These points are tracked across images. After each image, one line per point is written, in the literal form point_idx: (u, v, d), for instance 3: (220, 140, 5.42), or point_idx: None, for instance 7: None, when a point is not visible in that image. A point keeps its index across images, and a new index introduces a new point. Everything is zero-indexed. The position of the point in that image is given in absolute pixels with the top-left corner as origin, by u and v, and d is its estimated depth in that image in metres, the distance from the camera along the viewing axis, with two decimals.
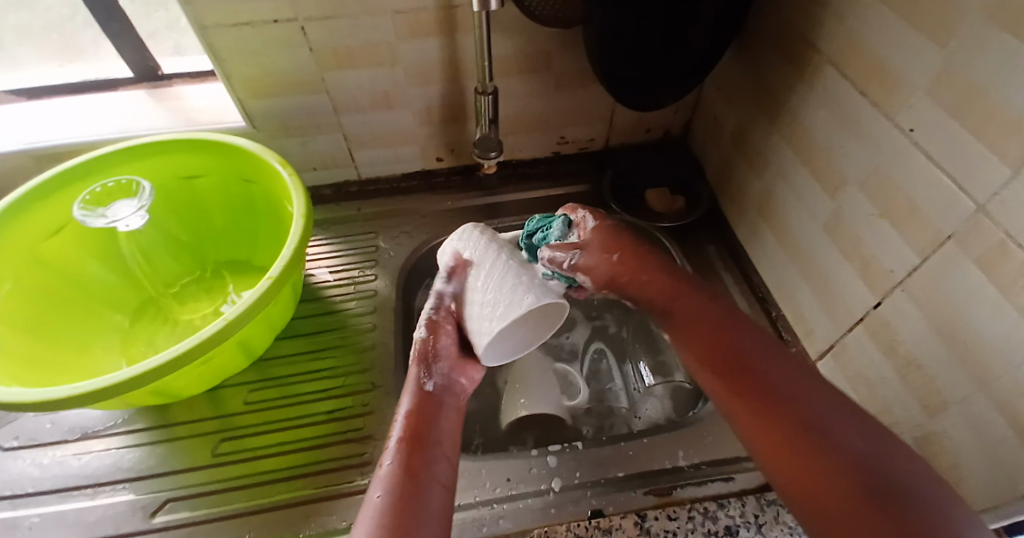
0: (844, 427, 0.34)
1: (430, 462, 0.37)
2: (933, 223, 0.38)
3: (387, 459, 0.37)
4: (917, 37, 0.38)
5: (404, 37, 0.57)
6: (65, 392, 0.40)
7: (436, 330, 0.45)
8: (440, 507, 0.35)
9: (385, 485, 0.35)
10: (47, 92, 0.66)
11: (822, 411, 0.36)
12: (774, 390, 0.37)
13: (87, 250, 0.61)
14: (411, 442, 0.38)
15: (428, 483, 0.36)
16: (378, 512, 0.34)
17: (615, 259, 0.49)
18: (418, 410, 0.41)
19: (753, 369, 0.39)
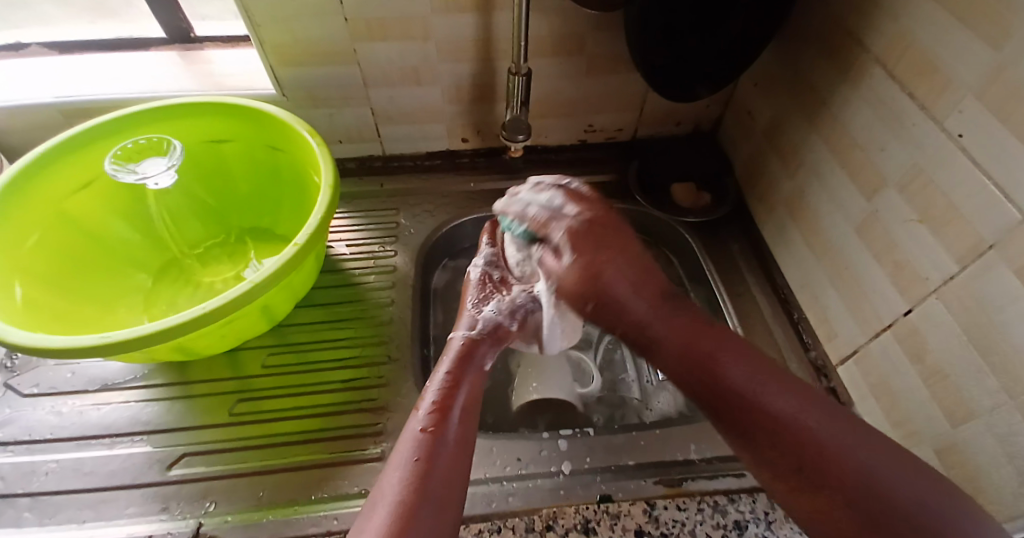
0: (848, 447, 0.32)
1: (459, 427, 0.39)
2: (974, 230, 0.38)
3: (417, 422, 0.39)
4: (971, 37, 0.37)
5: (440, 11, 0.56)
6: (92, 340, 0.41)
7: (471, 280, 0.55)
8: (458, 464, 0.37)
9: (414, 447, 0.37)
10: (79, 49, 0.66)
11: (836, 437, 0.32)
12: (777, 429, 0.34)
13: (114, 206, 0.62)
14: (441, 407, 0.40)
15: (452, 447, 0.38)
16: (403, 474, 0.35)
17: (588, 309, 0.45)
18: (454, 376, 0.43)
19: (749, 408, 0.35)
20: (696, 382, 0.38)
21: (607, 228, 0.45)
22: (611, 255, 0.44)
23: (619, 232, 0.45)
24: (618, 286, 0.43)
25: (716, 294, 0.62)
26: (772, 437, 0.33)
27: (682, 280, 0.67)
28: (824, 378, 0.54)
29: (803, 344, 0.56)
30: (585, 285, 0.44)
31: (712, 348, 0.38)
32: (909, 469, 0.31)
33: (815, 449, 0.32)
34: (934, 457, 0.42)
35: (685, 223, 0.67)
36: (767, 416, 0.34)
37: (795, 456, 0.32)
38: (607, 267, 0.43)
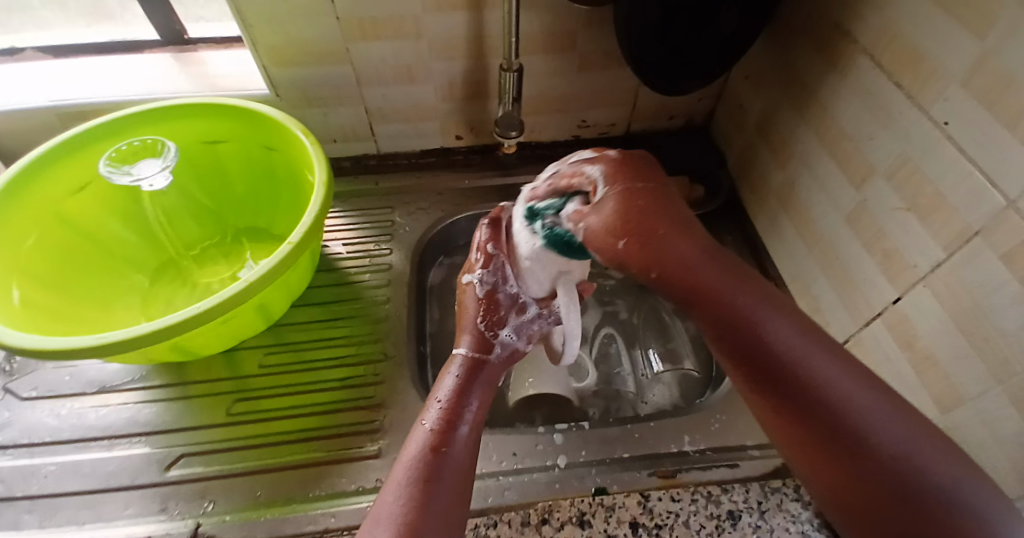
0: (867, 403, 0.30)
1: (463, 443, 0.39)
2: (960, 219, 0.38)
3: (416, 439, 0.39)
4: (957, 27, 0.37)
5: (430, 9, 0.56)
6: (88, 341, 0.41)
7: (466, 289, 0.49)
8: (460, 485, 0.37)
9: (414, 467, 0.36)
10: (73, 52, 0.67)
11: (856, 393, 0.30)
12: (800, 379, 0.31)
13: (110, 208, 0.62)
14: (447, 422, 0.40)
15: (455, 466, 0.37)
16: (403, 495, 0.35)
17: (622, 247, 0.36)
18: (459, 389, 0.43)
19: (763, 352, 0.33)
20: (727, 320, 0.34)
21: (647, 185, 0.38)
22: (664, 219, 0.36)
23: (666, 190, 0.38)
24: (671, 241, 0.36)
25: None
26: (798, 387, 0.31)
27: None
28: None
29: None
30: (625, 225, 0.36)
31: (727, 276, 0.35)
32: (923, 435, 0.29)
33: (833, 410, 0.30)
34: None
35: None
36: (796, 358, 0.32)
37: (816, 411, 0.31)
38: (656, 222, 0.36)
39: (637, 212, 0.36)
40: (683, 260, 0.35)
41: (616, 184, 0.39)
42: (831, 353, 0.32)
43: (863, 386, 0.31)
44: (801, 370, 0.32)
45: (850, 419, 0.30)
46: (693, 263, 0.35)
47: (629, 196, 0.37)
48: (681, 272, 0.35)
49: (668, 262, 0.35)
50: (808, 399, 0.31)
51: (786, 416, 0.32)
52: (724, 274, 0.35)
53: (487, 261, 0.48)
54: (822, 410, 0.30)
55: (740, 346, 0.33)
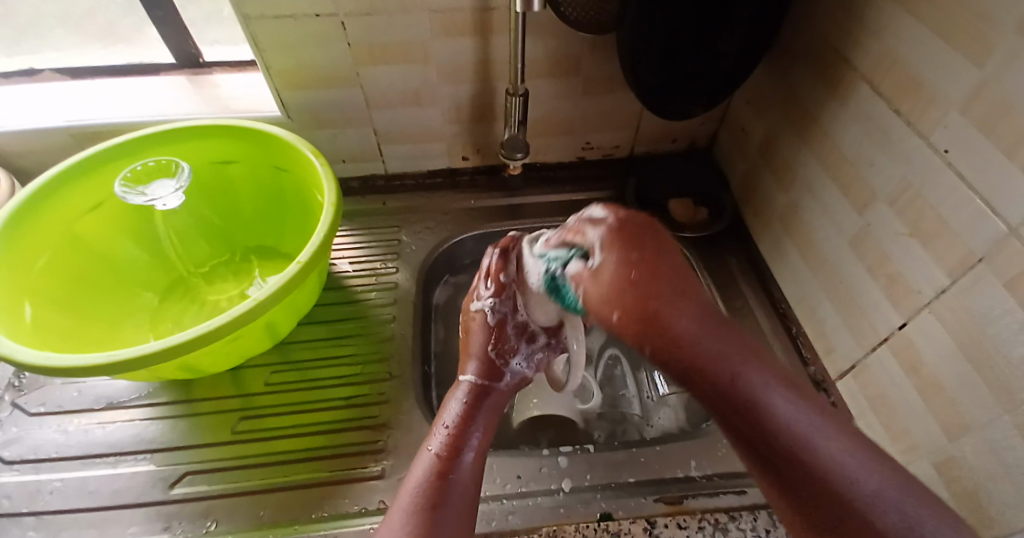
0: (874, 486, 0.26)
1: (468, 470, 0.39)
2: (964, 244, 0.38)
3: (421, 466, 0.39)
4: (955, 57, 0.37)
5: (438, 35, 0.58)
6: (98, 360, 0.42)
7: (473, 317, 0.48)
8: (464, 514, 0.37)
9: (419, 494, 0.36)
10: (90, 74, 0.68)
11: (869, 476, 0.27)
12: (805, 460, 0.27)
13: (122, 226, 0.63)
14: (453, 449, 0.40)
15: (460, 493, 0.37)
16: (406, 521, 0.35)
17: (618, 319, 0.33)
18: (464, 415, 0.43)
19: (766, 429, 0.29)
20: (723, 399, 0.30)
21: (643, 254, 0.34)
22: (659, 287, 0.33)
23: (664, 251, 0.35)
24: (672, 308, 0.32)
25: None
26: (794, 463, 0.28)
27: None
28: (824, 392, 0.54)
29: (802, 358, 0.56)
30: (622, 296, 0.33)
31: (727, 334, 0.32)
32: (951, 520, 0.25)
33: (842, 497, 0.26)
34: (932, 472, 0.42)
35: (684, 239, 0.68)
36: (800, 437, 0.28)
37: (820, 500, 0.27)
38: (654, 290, 0.32)
39: (636, 281, 0.33)
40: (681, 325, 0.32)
41: (616, 251, 0.35)
42: (837, 424, 0.29)
43: (874, 464, 0.27)
44: (803, 445, 0.28)
45: (863, 507, 0.26)
46: (694, 320, 0.32)
47: (630, 265, 0.33)
48: (680, 344, 0.31)
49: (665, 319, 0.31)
50: (812, 482, 0.27)
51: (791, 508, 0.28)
52: (727, 324, 0.32)
53: (500, 291, 0.47)
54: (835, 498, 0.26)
55: (737, 422, 0.29)
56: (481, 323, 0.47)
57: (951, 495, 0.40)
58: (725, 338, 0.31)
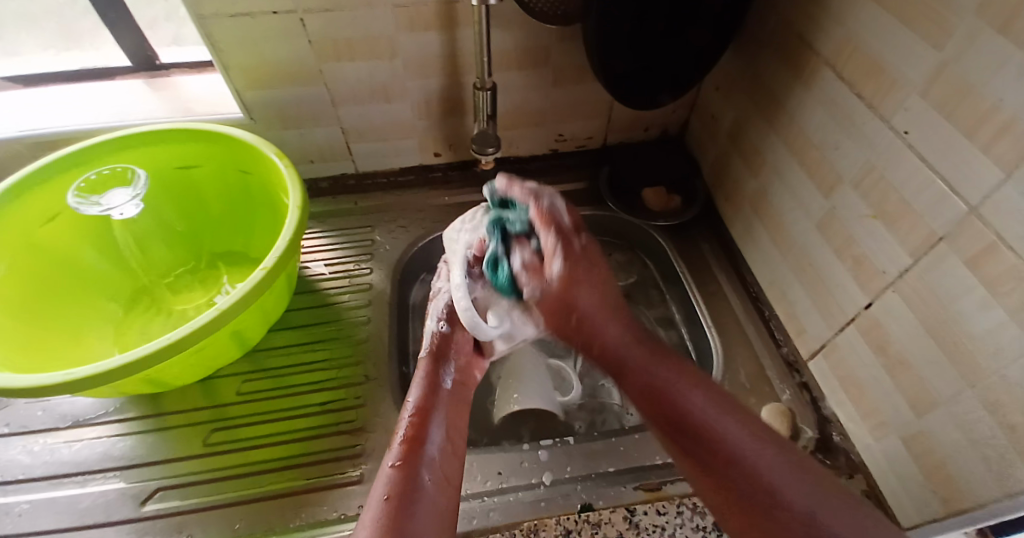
0: (766, 464, 0.37)
1: (433, 458, 0.41)
2: (925, 223, 0.39)
3: (390, 458, 0.40)
4: (913, 38, 0.38)
5: (403, 29, 0.57)
6: (55, 378, 0.40)
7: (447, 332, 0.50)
8: (434, 499, 0.38)
9: (385, 488, 0.38)
10: (42, 80, 0.66)
11: (765, 458, 0.37)
12: (717, 441, 0.38)
13: (81, 238, 0.61)
14: (415, 438, 0.41)
15: (427, 483, 0.39)
16: (374, 515, 0.36)
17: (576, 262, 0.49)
18: (423, 404, 0.44)
19: (685, 420, 0.40)
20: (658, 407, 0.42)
21: (586, 258, 0.49)
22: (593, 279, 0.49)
23: (593, 260, 0.50)
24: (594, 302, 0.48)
25: (689, 292, 0.63)
26: (705, 441, 0.39)
27: (657, 281, 0.68)
28: (797, 373, 0.54)
29: (775, 340, 0.57)
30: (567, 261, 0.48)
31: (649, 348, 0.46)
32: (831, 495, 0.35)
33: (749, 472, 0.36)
34: (903, 447, 0.43)
35: (657, 226, 0.68)
36: (710, 427, 0.39)
37: (726, 467, 0.37)
38: (584, 278, 0.48)
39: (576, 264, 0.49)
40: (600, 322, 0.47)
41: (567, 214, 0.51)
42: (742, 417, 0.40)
43: (766, 444, 0.38)
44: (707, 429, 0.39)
45: (764, 477, 0.36)
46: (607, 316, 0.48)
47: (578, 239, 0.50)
48: (610, 344, 0.47)
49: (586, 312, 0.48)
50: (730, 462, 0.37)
51: (705, 472, 0.38)
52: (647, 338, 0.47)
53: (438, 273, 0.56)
54: (739, 474, 0.37)
55: (652, 401, 0.43)
56: (442, 339, 0.50)
57: (922, 470, 0.41)
58: (642, 335, 0.47)
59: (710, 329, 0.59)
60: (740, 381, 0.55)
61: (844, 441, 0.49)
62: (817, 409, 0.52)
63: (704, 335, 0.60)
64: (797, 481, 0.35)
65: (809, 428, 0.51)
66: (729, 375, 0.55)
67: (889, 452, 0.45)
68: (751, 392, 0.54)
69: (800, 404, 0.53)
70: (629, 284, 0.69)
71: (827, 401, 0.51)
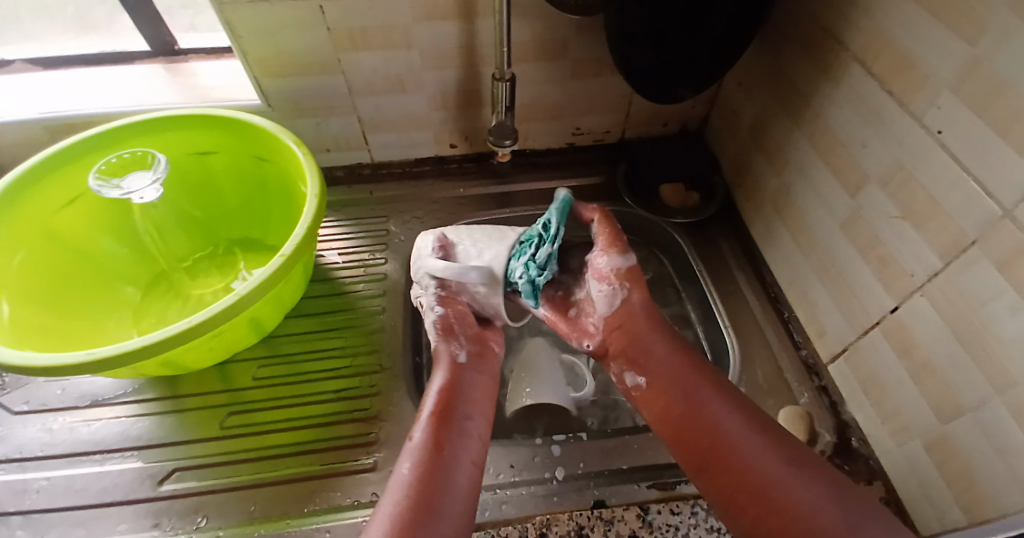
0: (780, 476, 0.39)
1: (460, 432, 0.42)
2: (956, 224, 0.38)
3: (417, 436, 0.41)
4: (946, 34, 0.37)
5: (422, 19, 0.56)
6: (77, 358, 0.41)
7: (450, 304, 0.51)
8: (461, 472, 0.40)
9: (413, 460, 0.39)
10: (61, 64, 0.66)
11: (783, 472, 0.39)
12: (737, 461, 0.40)
13: (100, 222, 0.61)
14: (441, 412, 0.43)
15: (455, 453, 0.40)
16: (404, 483, 0.38)
17: (630, 310, 0.50)
18: (450, 379, 0.46)
19: (708, 429, 0.43)
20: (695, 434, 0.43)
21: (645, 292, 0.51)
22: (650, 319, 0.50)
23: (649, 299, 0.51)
24: (654, 333, 0.49)
25: (707, 293, 0.62)
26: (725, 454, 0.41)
27: (674, 280, 0.67)
28: (815, 377, 0.54)
29: (793, 342, 0.56)
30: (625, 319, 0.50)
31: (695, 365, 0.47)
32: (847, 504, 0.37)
33: (761, 485, 0.39)
34: (925, 453, 0.43)
35: (674, 224, 0.68)
36: (733, 445, 0.41)
37: (742, 481, 0.40)
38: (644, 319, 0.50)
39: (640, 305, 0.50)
40: (649, 339, 0.49)
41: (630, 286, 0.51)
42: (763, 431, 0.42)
43: (786, 458, 0.40)
44: (727, 440, 0.42)
45: (776, 488, 0.38)
46: (659, 333, 0.49)
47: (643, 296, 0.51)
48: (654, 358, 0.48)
49: (645, 338, 0.49)
50: (740, 471, 0.40)
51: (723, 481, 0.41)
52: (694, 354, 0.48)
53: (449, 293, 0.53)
54: (755, 489, 0.39)
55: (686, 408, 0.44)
56: (451, 311, 0.50)
57: (943, 476, 0.41)
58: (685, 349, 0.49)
59: (727, 329, 0.59)
60: (757, 382, 0.54)
61: (863, 446, 0.49)
62: (835, 413, 0.51)
63: (720, 334, 0.59)
64: (826, 501, 0.37)
65: (827, 432, 0.50)
66: (746, 377, 0.55)
67: (910, 457, 0.44)
68: (767, 393, 0.54)
69: (818, 407, 0.52)
70: (644, 282, 0.67)
71: (846, 405, 0.51)
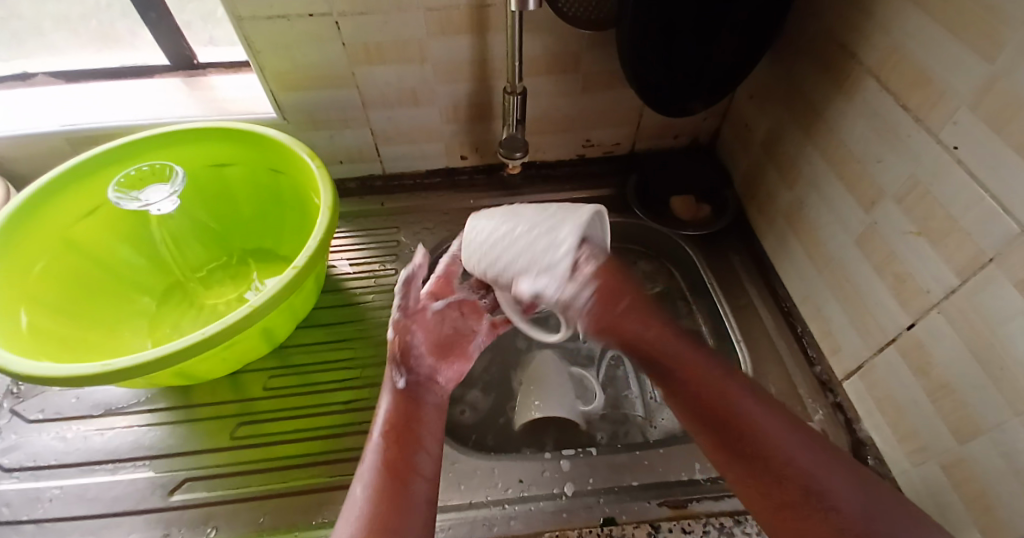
0: (820, 474, 0.37)
1: (415, 453, 0.41)
2: (973, 242, 0.37)
3: (368, 461, 0.40)
4: (963, 50, 0.36)
5: (435, 33, 0.57)
6: (95, 368, 0.41)
7: (406, 327, 0.47)
8: (419, 496, 0.38)
9: (367, 486, 0.38)
10: (84, 77, 0.68)
11: (816, 466, 0.37)
12: (773, 455, 0.38)
13: (119, 231, 0.62)
14: (393, 435, 0.41)
15: (410, 477, 0.39)
16: (359, 514, 0.37)
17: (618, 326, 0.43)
18: (398, 403, 0.44)
19: (733, 426, 0.40)
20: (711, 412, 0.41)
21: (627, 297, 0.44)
22: (647, 322, 0.44)
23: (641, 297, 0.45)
24: (653, 334, 0.44)
25: (718, 307, 0.62)
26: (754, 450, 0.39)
27: (685, 293, 0.67)
28: (830, 392, 0.53)
29: (808, 358, 0.56)
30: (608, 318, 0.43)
31: (697, 361, 0.43)
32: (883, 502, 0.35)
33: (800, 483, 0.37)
34: (943, 474, 0.42)
35: (685, 237, 0.67)
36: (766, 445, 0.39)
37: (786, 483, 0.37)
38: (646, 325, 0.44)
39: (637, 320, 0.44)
40: (656, 335, 0.44)
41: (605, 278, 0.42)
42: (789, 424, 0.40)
43: (813, 450, 0.38)
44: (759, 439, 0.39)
45: (812, 489, 0.36)
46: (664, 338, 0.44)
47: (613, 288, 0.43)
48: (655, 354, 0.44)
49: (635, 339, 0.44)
50: (776, 463, 0.38)
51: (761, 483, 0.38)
52: (698, 344, 0.45)
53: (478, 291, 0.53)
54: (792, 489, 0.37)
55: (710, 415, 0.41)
56: (398, 343, 0.46)
57: (961, 498, 0.40)
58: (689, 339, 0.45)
59: (739, 343, 0.58)
60: None
61: (878, 465, 0.48)
62: (851, 430, 0.50)
63: (732, 348, 0.59)
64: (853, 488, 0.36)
65: None
66: None
67: (928, 478, 0.43)
68: None
69: (834, 426, 0.51)
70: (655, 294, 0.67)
71: (861, 423, 0.50)
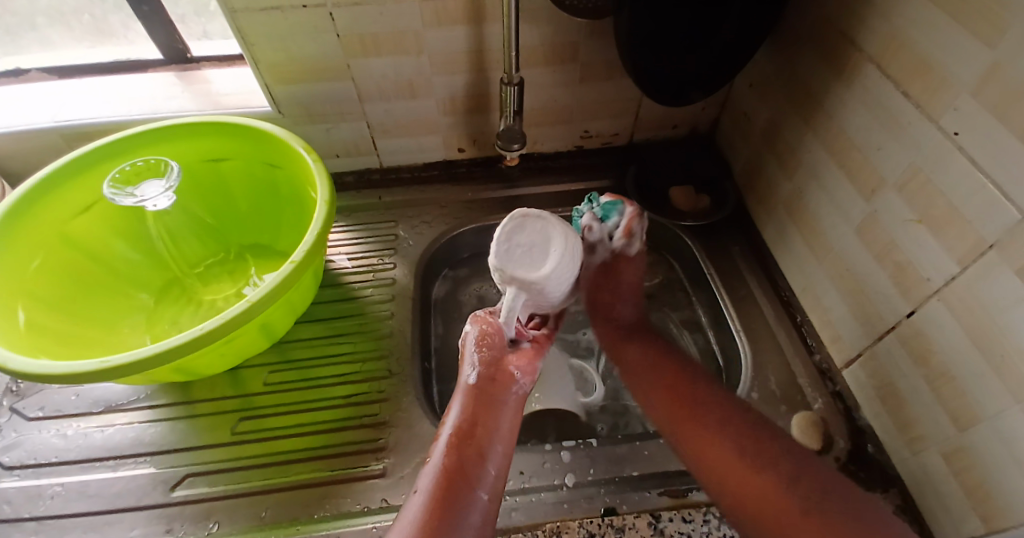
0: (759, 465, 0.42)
1: (475, 462, 0.41)
2: (973, 229, 0.37)
3: (434, 458, 0.41)
4: (965, 35, 0.36)
5: (431, 24, 0.56)
6: (92, 365, 0.41)
7: (481, 323, 0.48)
8: (474, 506, 0.39)
9: (424, 491, 0.39)
10: (76, 72, 0.67)
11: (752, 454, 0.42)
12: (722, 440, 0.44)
13: (115, 228, 0.62)
14: (458, 439, 0.42)
15: (470, 486, 0.40)
16: (414, 518, 0.38)
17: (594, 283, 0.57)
18: (466, 406, 0.44)
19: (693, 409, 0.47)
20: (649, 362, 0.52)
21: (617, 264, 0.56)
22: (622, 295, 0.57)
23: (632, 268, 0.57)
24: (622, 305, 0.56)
25: (718, 298, 0.62)
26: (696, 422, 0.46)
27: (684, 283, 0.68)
28: (830, 381, 0.53)
29: (808, 346, 0.56)
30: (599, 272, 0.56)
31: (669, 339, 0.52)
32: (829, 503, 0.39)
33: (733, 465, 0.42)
34: (943, 462, 0.42)
35: (685, 227, 0.67)
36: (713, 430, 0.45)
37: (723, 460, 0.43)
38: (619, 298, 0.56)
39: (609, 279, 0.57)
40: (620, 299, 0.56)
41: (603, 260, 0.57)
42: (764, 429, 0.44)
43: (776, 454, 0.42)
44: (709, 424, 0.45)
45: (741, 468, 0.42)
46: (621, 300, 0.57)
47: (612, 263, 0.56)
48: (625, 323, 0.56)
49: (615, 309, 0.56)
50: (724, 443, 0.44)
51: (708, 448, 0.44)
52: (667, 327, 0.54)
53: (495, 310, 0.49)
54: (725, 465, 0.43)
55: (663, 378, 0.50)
56: (478, 336, 0.47)
57: (960, 485, 0.40)
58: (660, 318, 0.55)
59: (738, 336, 0.58)
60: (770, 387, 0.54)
61: (878, 453, 0.48)
62: (850, 418, 0.50)
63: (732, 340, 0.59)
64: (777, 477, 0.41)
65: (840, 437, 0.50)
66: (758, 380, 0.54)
67: (927, 466, 0.43)
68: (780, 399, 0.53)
69: (832, 413, 0.51)
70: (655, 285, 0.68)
71: (861, 411, 0.50)
